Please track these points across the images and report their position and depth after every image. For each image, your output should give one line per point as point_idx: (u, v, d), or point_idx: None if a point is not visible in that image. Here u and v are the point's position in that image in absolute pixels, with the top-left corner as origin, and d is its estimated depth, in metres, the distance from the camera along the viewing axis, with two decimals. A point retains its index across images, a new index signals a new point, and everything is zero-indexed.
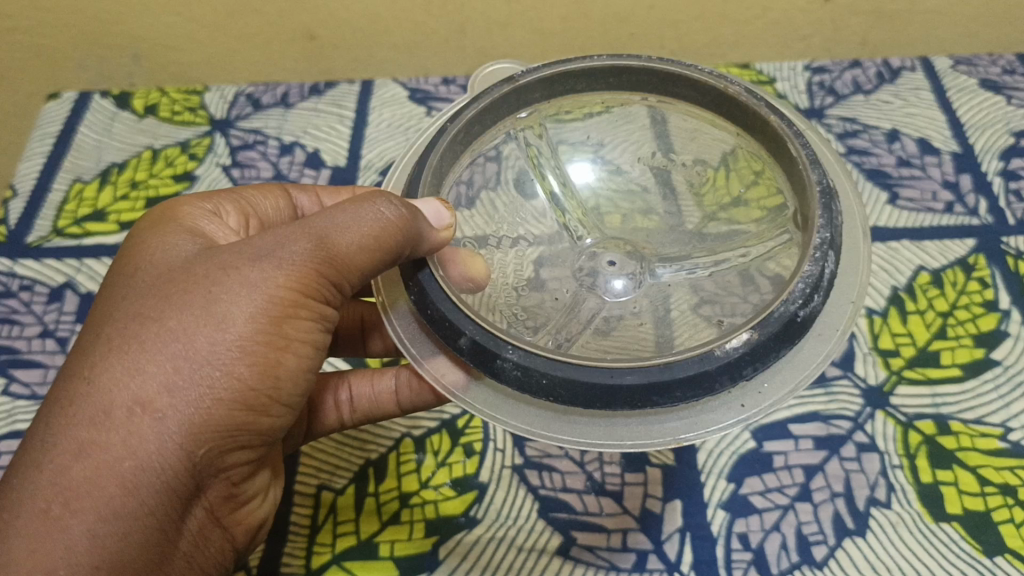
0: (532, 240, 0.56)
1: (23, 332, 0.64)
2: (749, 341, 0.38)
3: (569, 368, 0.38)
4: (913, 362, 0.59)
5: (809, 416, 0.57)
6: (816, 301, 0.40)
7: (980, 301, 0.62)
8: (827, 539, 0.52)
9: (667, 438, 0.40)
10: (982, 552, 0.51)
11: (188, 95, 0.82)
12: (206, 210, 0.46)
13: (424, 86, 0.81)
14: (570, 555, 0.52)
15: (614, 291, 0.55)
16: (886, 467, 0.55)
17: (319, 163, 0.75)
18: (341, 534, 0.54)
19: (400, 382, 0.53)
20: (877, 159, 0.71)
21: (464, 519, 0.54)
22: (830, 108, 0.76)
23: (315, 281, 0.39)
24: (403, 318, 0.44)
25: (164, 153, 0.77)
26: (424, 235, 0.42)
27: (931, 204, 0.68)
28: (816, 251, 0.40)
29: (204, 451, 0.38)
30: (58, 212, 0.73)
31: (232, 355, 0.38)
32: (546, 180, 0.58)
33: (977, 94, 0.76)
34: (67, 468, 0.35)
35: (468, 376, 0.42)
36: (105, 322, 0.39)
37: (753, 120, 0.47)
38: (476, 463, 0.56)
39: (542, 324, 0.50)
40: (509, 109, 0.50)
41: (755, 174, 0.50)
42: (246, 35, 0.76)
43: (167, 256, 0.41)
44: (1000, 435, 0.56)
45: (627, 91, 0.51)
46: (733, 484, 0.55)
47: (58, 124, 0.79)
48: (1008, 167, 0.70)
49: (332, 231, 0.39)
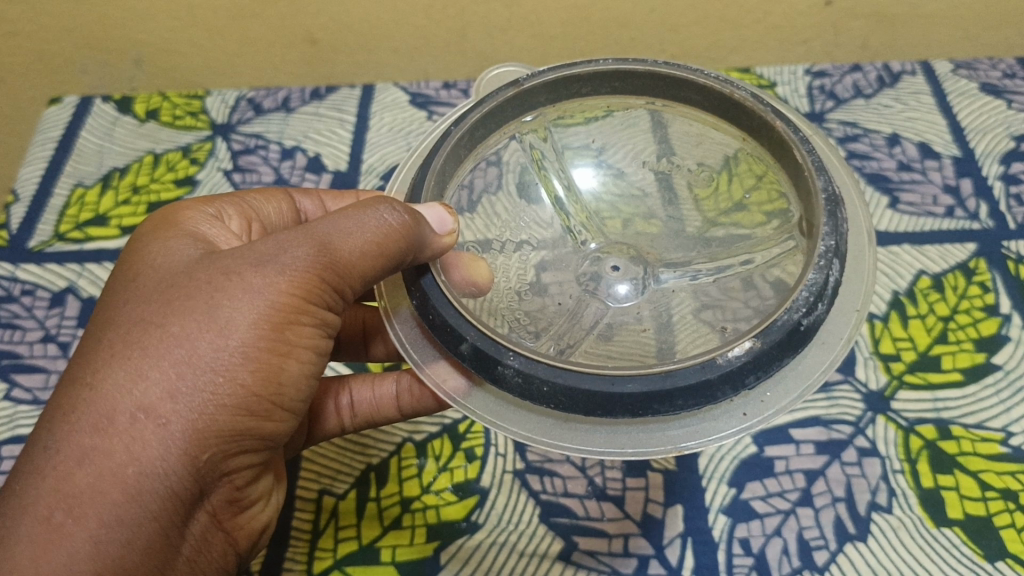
0: (535, 244, 0.56)
1: (24, 337, 0.64)
2: (751, 350, 0.38)
3: (570, 375, 0.38)
4: (914, 366, 0.59)
5: (810, 421, 0.57)
6: (819, 309, 0.40)
7: (981, 306, 0.62)
8: (828, 544, 0.52)
9: (667, 446, 0.40)
10: (983, 557, 0.51)
11: (189, 100, 0.82)
12: (208, 213, 0.46)
13: (425, 90, 0.81)
14: (571, 560, 0.52)
15: (616, 295, 0.55)
16: (887, 471, 0.55)
17: (319, 167, 0.75)
18: (342, 539, 0.54)
19: (400, 387, 0.53)
20: (878, 163, 0.72)
21: (465, 524, 0.54)
22: (830, 113, 0.76)
23: (317, 287, 0.39)
24: (405, 323, 0.44)
25: (165, 158, 0.77)
26: (427, 242, 0.42)
27: (931, 208, 0.68)
28: (821, 259, 0.40)
29: (205, 456, 0.38)
30: (59, 217, 0.73)
31: (234, 360, 0.38)
32: (551, 183, 0.58)
33: (977, 98, 0.76)
34: (69, 475, 0.35)
35: (470, 382, 0.42)
36: (107, 328, 0.39)
37: (760, 126, 0.47)
38: (477, 468, 0.56)
39: (543, 329, 0.50)
40: (513, 114, 0.50)
41: (757, 178, 0.51)
42: (246, 39, 0.76)
43: (169, 261, 0.41)
44: (1001, 440, 0.56)
45: (631, 95, 0.51)
46: (733, 489, 0.55)
47: (59, 129, 0.79)
48: (1008, 171, 0.70)
49: (334, 237, 0.40)
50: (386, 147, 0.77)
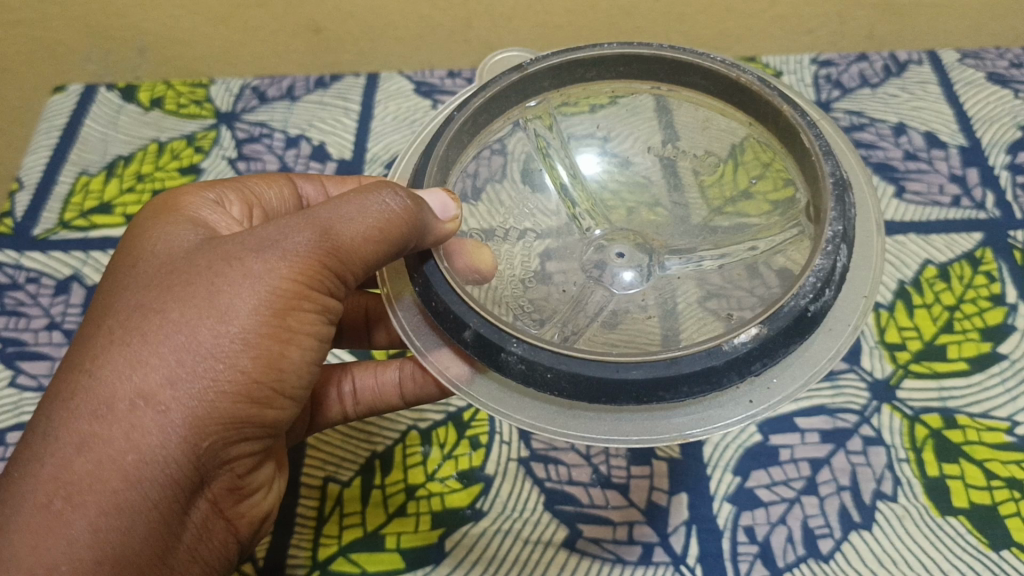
0: (540, 233, 0.56)
1: (30, 324, 0.65)
2: (757, 336, 0.38)
3: (575, 362, 0.38)
4: (919, 355, 0.59)
5: (815, 409, 0.57)
6: (827, 295, 0.40)
7: (987, 296, 0.62)
8: (833, 532, 0.52)
9: (673, 433, 0.40)
10: (989, 546, 0.51)
11: (194, 88, 0.81)
12: (209, 199, 0.46)
13: (429, 79, 0.81)
14: (576, 548, 0.52)
15: (622, 283, 0.55)
16: (892, 460, 0.54)
17: (324, 155, 0.75)
18: (348, 526, 0.54)
19: (403, 375, 0.53)
20: (884, 152, 0.71)
21: (470, 511, 0.54)
22: (837, 102, 0.76)
23: (318, 273, 0.39)
24: (407, 311, 0.44)
25: (170, 146, 0.77)
26: (430, 227, 0.41)
27: (937, 197, 0.68)
28: (828, 244, 0.40)
29: (205, 444, 0.37)
30: (64, 205, 0.73)
31: (235, 347, 0.38)
32: (556, 170, 0.58)
33: (984, 87, 0.75)
34: (68, 462, 0.35)
35: (472, 370, 0.42)
36: (107, 314, 0.39)
37: (767, 111, 0.46)
38: (482, 456, 0.57)
39: (548, 317, 0.50)
40: (517, 99, 0.50)
41: (764, 166, 0.50)
42: (250, 27, 0.76)
43: (169, 247, 0.41)
44: (1007, 429, 0.56)
45: (637, 80, 0.50)
46: (738, 477, 0.55)
47: (63, 117, 0.79)
48: (1014, 160, 0.70)
49: (336, 222, 0.39)
50: (390, 136, 0.76)
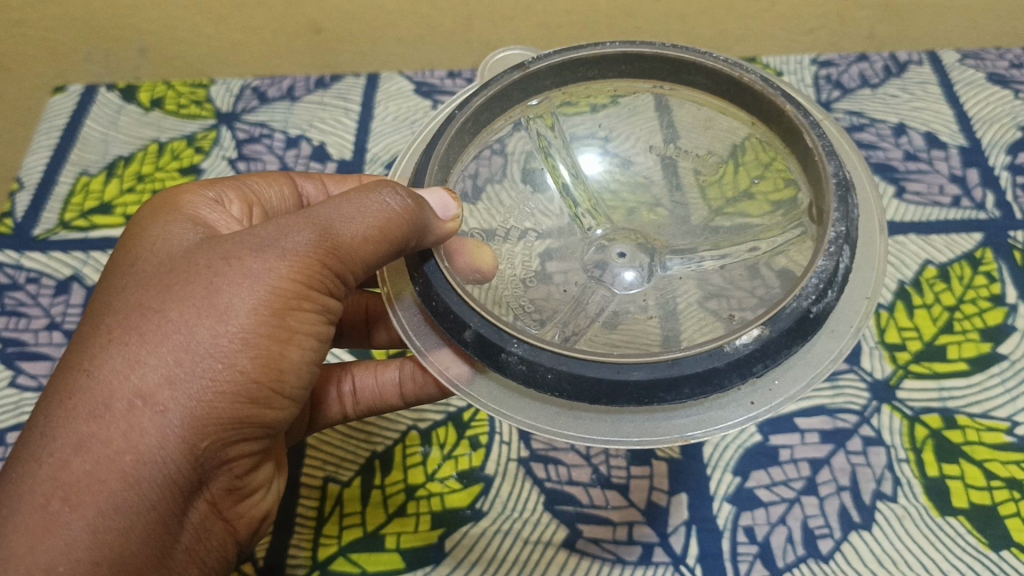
0: (540, 233, 0.56)
1: (30, 324, 0.65)
2: (759, 337, 0.38)
3: (575, 363, 0.38)
4: (920, 356, 0.59)
5: (815, 410, 0.57)
6: (829, 296, 0.40)
7: (987, 296, 0.62)
8: (833, 532, 0.52)
9: (673, 434, 0.40)
10: (988, 546, 0.51)
11: (194, 88, 0.81)
12: (208, 198, 0.46)
13: (430, 79, 0.81)
14: (575, 548, 0.52)
15: (624, 282, 0.55)
16: (892, 460, 0.54)
17: (324, 156, 0.75)
18: (348, 526, 0.54)
19: (403, 375, 0.53)
20: (885, 153, 0.71)
21: (470, 511, 0.54)
22: (837, 102, 0.76)
23: (318, 273, 0.39)
24: (407, 310, 0.44)
25: (170, 146, 0.77)
26: (430, 227, 0.41)
27: (938, 198, 0.68)
28: (830, 245, 0.40)
29: (204, 444, 0.38)
30: (64, 205, 0.73)
31: (234, 347, 0.38)
32: (557, 170, 0.58)
33: (985, 88, 0.75)
34: (67, 462, 0.36)
35: (472, 370, 0.42)
36: (106, 313, 0.39)
37: (769, 111, 0.46)
38: (482, 456, 0.57)
39: (549, 317, 0.50)
40: (518, 98, 0.50)
41: (765, 166, 0.50)
42: (250, 27, 0.76)
43: (168, 246, 0.41)
44: (1007, 429, 0.56)
45: (639, 79, 0.50)
46: (738, 477, 0.55)
47: (64, 117, 0.79)
48: (1014, 161, 0.70)
49: (336, 222, 0.39)
50: (391, 136, 0.76)
